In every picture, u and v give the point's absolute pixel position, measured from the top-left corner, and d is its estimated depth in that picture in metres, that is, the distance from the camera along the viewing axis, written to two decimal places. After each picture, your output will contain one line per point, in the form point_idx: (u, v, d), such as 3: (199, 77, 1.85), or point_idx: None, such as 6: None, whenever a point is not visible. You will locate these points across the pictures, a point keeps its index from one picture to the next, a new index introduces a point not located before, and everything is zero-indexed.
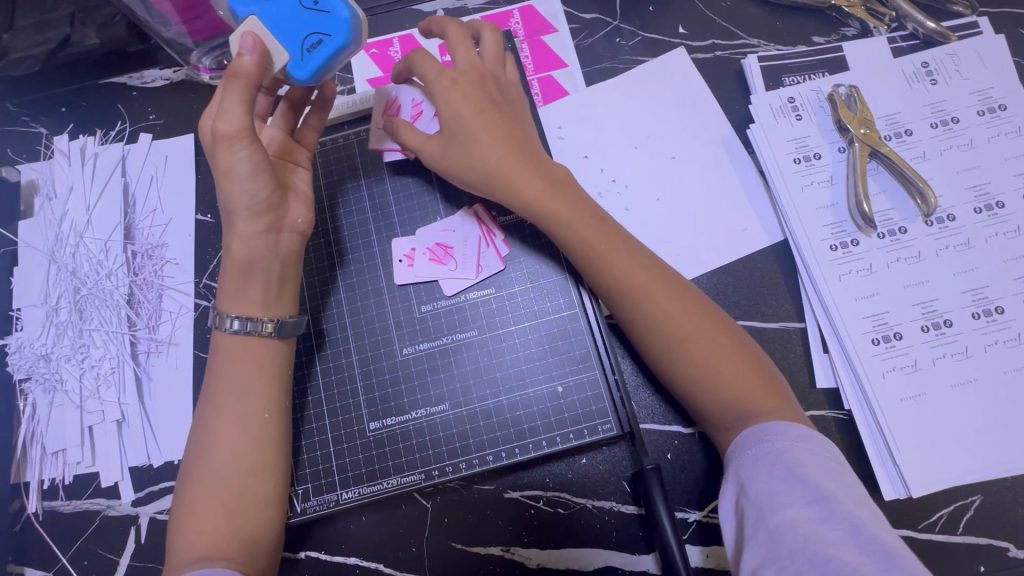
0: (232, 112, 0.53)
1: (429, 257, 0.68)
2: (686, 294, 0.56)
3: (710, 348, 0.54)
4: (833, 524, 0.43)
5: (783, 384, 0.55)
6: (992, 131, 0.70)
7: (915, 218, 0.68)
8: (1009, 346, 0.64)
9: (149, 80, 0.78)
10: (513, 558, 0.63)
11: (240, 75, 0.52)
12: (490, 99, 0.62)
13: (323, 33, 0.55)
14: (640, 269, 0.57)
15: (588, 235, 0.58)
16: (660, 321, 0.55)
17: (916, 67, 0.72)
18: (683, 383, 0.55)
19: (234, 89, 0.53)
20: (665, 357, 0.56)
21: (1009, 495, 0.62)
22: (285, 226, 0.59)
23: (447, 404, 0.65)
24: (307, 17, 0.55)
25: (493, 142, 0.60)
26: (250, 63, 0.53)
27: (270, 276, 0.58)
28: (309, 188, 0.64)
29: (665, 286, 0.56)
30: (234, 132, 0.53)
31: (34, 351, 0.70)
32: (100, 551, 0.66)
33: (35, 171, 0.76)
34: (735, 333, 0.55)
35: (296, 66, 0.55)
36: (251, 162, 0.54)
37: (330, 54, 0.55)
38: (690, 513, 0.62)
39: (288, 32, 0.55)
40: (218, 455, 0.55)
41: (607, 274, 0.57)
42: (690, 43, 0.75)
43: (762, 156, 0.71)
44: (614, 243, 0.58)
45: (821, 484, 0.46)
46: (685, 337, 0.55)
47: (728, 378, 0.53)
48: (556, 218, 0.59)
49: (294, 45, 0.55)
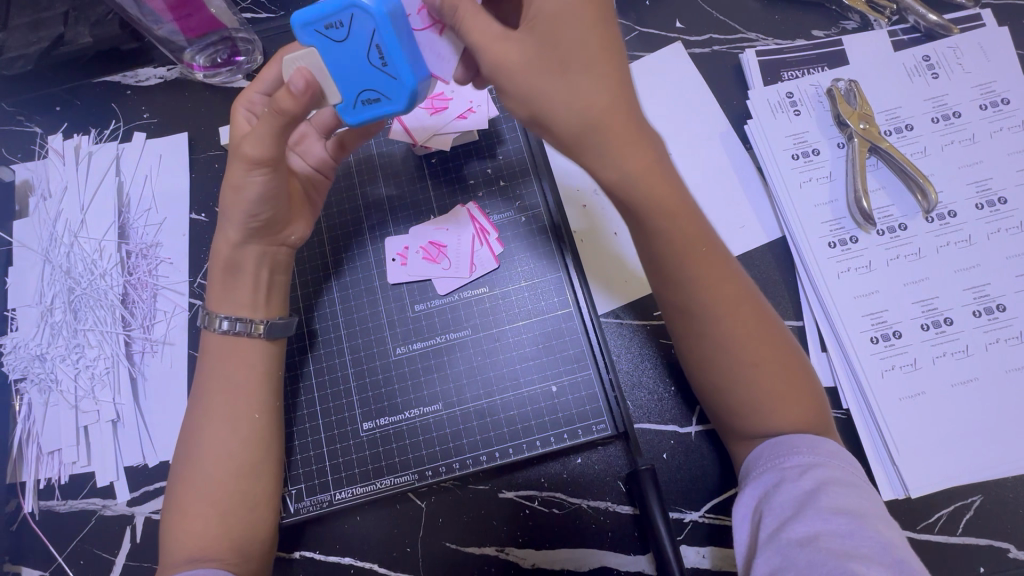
0: (263, 142, 0.51)
1: (423, 256, 0.68)
2: (759, 313, 0.53)
3: (777, 372, 0.52)
4: (858, 540, 0.42)
5: (825, 408, 0.54)
6: (994, 125, 0.69)
7: (914, 215, 0.67)
8: (1010, 344, 0.63)
9: (143, 79, 0.77)
10: (508, 559, 0.62)
11: (283, 114, 0.49)
12: (601, 33, 0.48)
13: (382, 95, 0.50)
14: (706, 265, 0.52)
15: (686, 237, 0.51)
16: (734, 340, 0.52)
17: (917, 60, 0.71)
18: (727, 403, 0.53)
19: (269, 122, 0.50)
20: (716, 379, 0.53)
21: (1011, 495, 0.61)
22: (281, 241, 0.60)
23: (440, 404, 0.64)
24: (371, 72, 0.49)
25: (592, 84, 0.47)
26: (296, 105, 0.49)
27: (257, 279, 0.59)
28: (321, 200, 0.64)
29: (743, 306, 0.52)
30: (260, 160, 0.52)
31: (29, 352, 0.70)
32: (95, 550, 0.66)
33: (29, 171, 0.76)
34: (796, 363, 0.53)
35: (345, 111, 0.52)
36: (264, 188, 0.54)
37: (383, 115, 0.52)
38: (686, 513, 0.62)
39: (344, 79, 0.50)
40: (206, 457, 0.55)
41: (675, 257, 0.51)
42: (687, 38, 0.74)
43: (759, 152, 0.70)
44: (709, 252, 0.52)
45: (849, 502, 0.45)
46: (756, 360, 0.52)
47: (786, 405, 0.51)
48: (648, 204, 0.49)
49: (350, 92, 0.51)
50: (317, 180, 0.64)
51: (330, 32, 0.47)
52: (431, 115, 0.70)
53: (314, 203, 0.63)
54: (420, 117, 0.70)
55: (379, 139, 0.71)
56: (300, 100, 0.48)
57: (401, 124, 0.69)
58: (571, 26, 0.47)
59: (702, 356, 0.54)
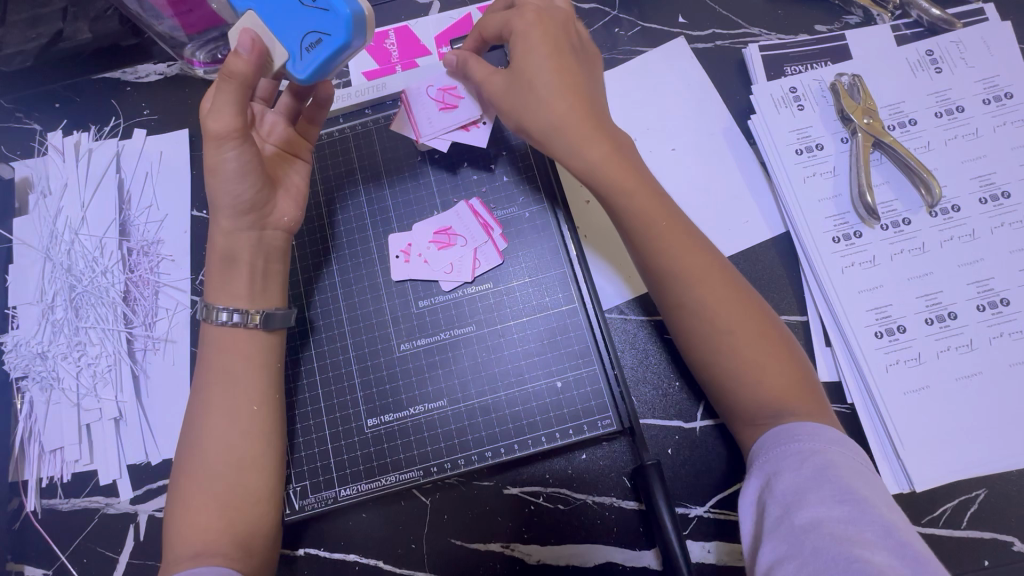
0: (224, 113, 0.52)
1: (435, 247, 0.67)
2: (730, 281, 0.55)
3: (755, 340, 0.53)
4: (861, 526, 0.42)
5: (817, 387, 0.53)
6: (997, 120, 0.69)
7: (918, 209, 0.67)
8: (1013, 338, 0.63)
9: (143, 75, 0.77)
10: (513, 554, 0.62)
11: (234, 78, 0.51)
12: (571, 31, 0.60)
13: (322, 32, 0.50)
14: (669, 234, 0.55)
15: (645, 210, 0.55)
16: (708, 308, 0.53)
17: (921, 54, 0.71)
18: (715, 377, 0.54)
19: (227, 90, 0.52)
20: (697, 354, 0.55)
21: (1015, 488, 0.61)
22: (271, 225, 0.59)
23: (445, 401, 0.64)
24: (306, 13, 0.50)
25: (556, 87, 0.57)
26: (246, 65, 0.51)
27: (254, 267, 0.59)
28: (305, 182, 0.63)
29: (712, 273, 0.54)
30: (225, 134, 0.52)
31: (30, 349, 0.70)
32: (99, 550, 0.65)
33: (29, 168, 0.75)
34: (777, 334, 0.54)
35: (296, 65, 0.52)
36: (240, 162, 0.54)
37: (331, 55, 0.51)
38: (691, 508, 0.62)
39: (288, 31, 0.52)
40: (208, 448, 0.55)
41: (642, 214, 0.55)
42: (690, 33, 0.74)
43: (762, 147, 0.70)
44: (672, 224, 0.55)
45: (853, 487, 0.45)
46: (732, 329, 0.53)
47: (769, 375, 0.52)
48: (614, 185, 0.56)
49: (295, 43, 0.52)
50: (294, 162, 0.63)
51: None
52: (441, 110, 0.68)
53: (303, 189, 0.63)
54: (429, 109, 0.68)
55: (382, 136, 0.71)
56: (250, 60, 0.51)
57: (410, 114, 0.68)
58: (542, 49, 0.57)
59: (681, 326, 0.55)
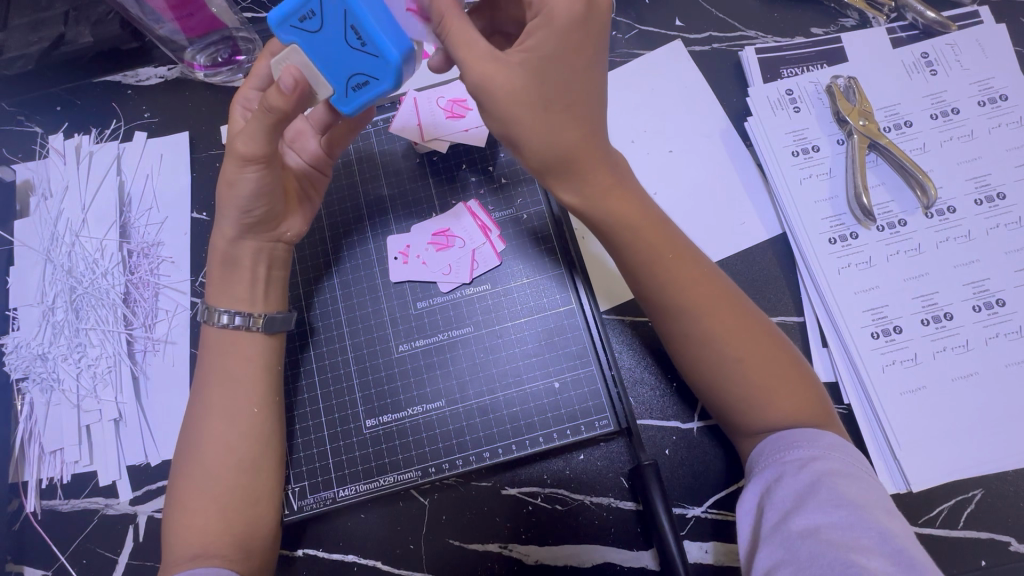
0: (255, 140, 0.52)
1: (434, 248, 0.68)
2: (736, 303, 0.54)
3: (765, 363, 0.52)
4: (858, 531, 0.42)
5: (825, 405, 0.53)
6: (993, 121, 0.69)
7: (914, 210, 0.68)
8: (1009, 338, 0.63)
9: (143, 79, 0.77)
10: (511, 555, 0.62)
11: (274, 112, 0.50)
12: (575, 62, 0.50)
13: (371, 76, 0.49)
14: (675, 264, 0.54)
15: (654, 244, 0.54)
16: (714, 335, 0.52)
17: (916, 57, 0.71)
18: (720, 398, 0.54)
19: (262, 121, 0.51)
20: (703, 376, 0.54)
21: (1013, 489, 0.61)
22: (278, 237, 0.61)
23: (443, 402, 0.65)
24: (353, 54, 0.49)
25: (568, 120, 0.50)
26: (287, 103, 0.50)
27: (255, 275, 0.60)
28: (319, 195, 0.65)
29: (721, 301, 0.53)
30: (252, 157, 0.53)
31: (31, 351, 0.70)
32: (98, 550, 0.66)
33: (30, 171, 0.75)
34: (786, 354, 0.53)
35: (340, 100, 0.52)
36: (259, 184, 0.55)
37: (377, 96, 0.51)
38: (689, 508, 0.62)
39: (331, 67, 0.50)
40: (208, 453, 0.55)
41: (648, 245, 0.54)
42: (686, 36, 0.75)
43: (759, 149, 0.70)
44: (674, 252, 0.54)
45: (851, 493, 0.45)
46: (741, 354, 0.52)
47: (781, 395, 0.51)
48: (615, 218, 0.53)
49: (340, 81, 0.51)
50: (313, 176, 0.64)
51: (304, 24, 0.48)
52: (448, 119, 0.71)
53: (312, 201, 0.64)
54: (437, 117, 0.71)
55: (380, 136, 0.71)
56: (289, 98, 0.49)
57: (417, 116, 0.71)
58: (563, 60, 0.49)
59: (684, 348, 0.54)
